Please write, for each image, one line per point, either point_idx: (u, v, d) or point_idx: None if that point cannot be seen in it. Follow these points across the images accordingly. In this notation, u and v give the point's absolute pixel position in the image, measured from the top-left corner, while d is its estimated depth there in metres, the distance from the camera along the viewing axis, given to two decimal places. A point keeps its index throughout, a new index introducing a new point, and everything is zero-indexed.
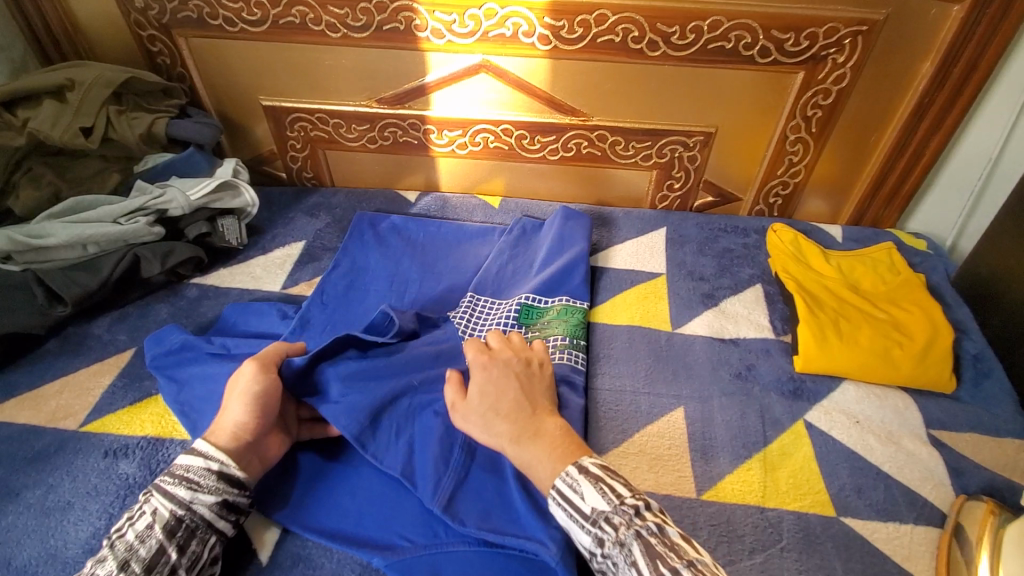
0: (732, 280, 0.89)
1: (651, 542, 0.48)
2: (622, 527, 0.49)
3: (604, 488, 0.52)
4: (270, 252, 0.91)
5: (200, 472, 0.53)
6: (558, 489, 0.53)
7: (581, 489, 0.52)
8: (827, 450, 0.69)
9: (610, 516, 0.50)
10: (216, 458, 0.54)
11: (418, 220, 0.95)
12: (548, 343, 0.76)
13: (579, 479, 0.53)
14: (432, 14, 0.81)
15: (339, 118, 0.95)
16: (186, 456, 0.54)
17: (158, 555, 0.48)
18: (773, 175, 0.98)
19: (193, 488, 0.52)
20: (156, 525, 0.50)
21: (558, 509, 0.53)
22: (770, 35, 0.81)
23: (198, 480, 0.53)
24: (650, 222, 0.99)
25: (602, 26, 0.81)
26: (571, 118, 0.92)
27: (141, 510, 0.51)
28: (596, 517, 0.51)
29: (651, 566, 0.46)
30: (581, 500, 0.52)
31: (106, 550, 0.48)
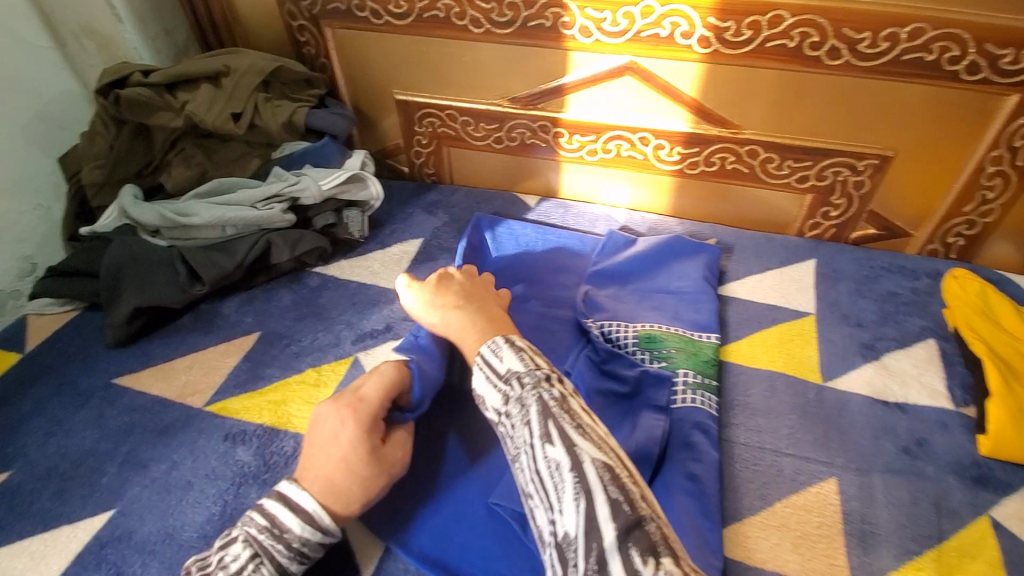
0: (897, 331, 0.76)
1: (550, 403, 0.45)
2: (528, 386, 0.46)
3: (524, 354, 0.49)
4: (388, 247, 0.90)
5: (311, 547, 0.48)
6: (483, 356, 0.51)
7: (502, 352, 0.50)
8: (1023, 561, 0.56)
9: (521, 375, 0.47)
10: (313, 527, 0.48)
11: (537, 228, 0.90)
12: (678, 379, 0.68)
13: (503, 346, 0.50)
14: (583, 10, 0.76)
15: (469, 115, 0.92)
16: (300, 521, 0.47)
17: None
18: (958, 211, 0.82)
19: (298, 558, 0.48)
20: None
21: (478, 374, 0.50)
22: (984, 49, 0.68)
23: (306, 551, 0.48)
24: (796, 252, 0.88)
25: (776, 29, 0.71)
26: (718, 130, 0.83)
27: (253, 567, 0.46)
28: (508, 376, 0.48)
29: (541, 425, 0.44)
30: (499, 362, 0.49)
31: None
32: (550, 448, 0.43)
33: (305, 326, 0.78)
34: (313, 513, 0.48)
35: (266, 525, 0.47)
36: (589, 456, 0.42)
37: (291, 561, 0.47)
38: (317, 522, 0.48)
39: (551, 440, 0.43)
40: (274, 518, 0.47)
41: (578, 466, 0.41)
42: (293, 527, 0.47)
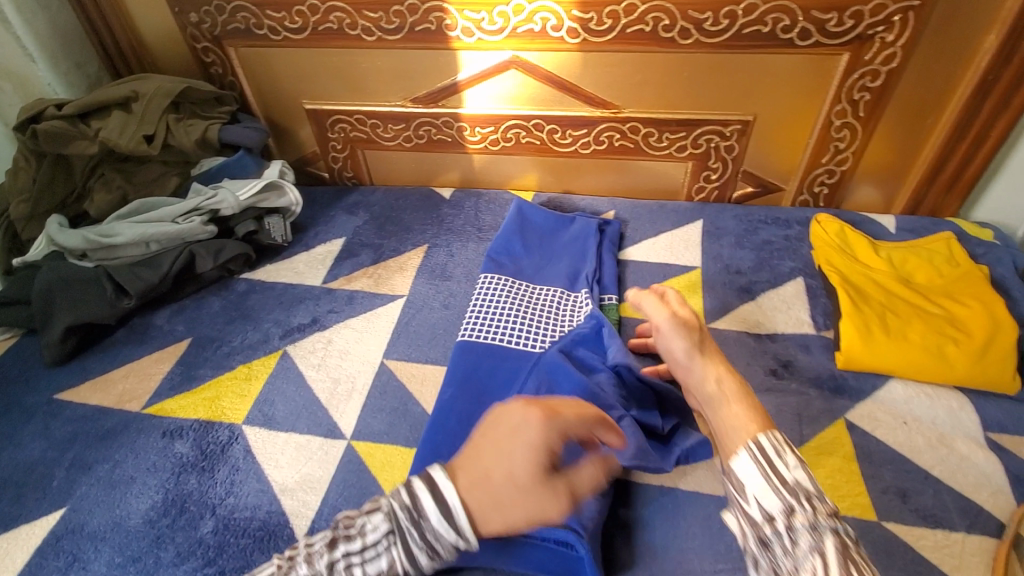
0: (771, 274, 0.86)
1: (847, 544, 0.45)
2: (821, 512, 0.46)
3: (811, 471, 0.49)
4: (312, 248, 0.95)
5: (444, 544, 0.50)
6: (761, 445, 0.51)
7: (787, 457, 0.50)
8: (869, 450, 0.65)
9: (813, 497, 0.47)
10: (458, 534, 0.49)
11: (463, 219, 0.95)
12: None
13: (785, 446, 0.51)
14: (462, 13, 0.83)
15: (376, 118, 0.98)
16: (439, 515, 0.49)
17: None
18: (818, 163, 0.93)
19: (430, 553, 0.50)
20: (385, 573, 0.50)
21: (751, 463, 0.51)
22: (811, 16, 0.77)
23: (438, 545, 0.50)
24: (686, 215, 0.97)
25: (632, 16, 0.80)
26: (601, 111, 0.91)
27: (378, 550, 0.50)
28: (798, 489, 0.48)
29: (842, 565, 0.43)
30: (785, 467, 0.49)
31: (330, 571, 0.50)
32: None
33: (235, 327, 0.83)
34: (454, 513, 0.49)
35: (408, 506, 0.50)
36: None
37: (444, 546, 0.50)
38: (453, 519, 0.49)
39: None
40: (451, 516, 0.49)
41: None
42: (432, 519, 0.49)
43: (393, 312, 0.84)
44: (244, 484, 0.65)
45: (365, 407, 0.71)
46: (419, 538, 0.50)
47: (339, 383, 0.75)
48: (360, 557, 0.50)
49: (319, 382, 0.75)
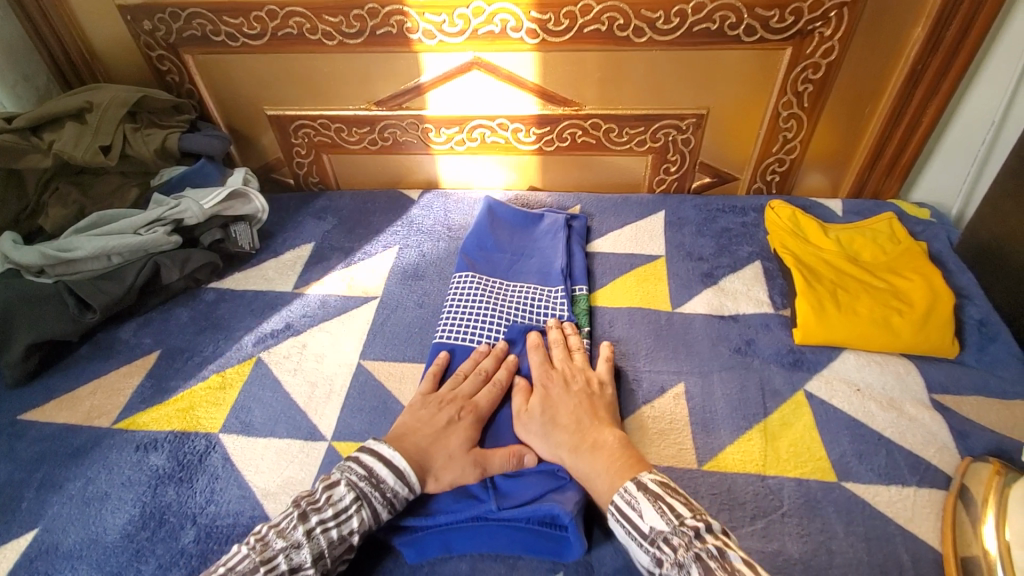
0: (731, 259, 0.90)
1: (711, 562, 0.48)
2: (682, 549, 0.50)
3: (661, 507, 0.53)
4: (281, 254, 0.95)
5: (400, 497, 0.57)
6: (617, 505, 0.55)
7: (639, 505, 0.54)
8: (827, 418, 0.70)
9: (669, 536, 0.51)
10: (409, 480, 0.57)
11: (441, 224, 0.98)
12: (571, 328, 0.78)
13: (637, 495, 0.54)
14: (422, 16, 0.84)
15: (340, 122, 0.99)
16: (392, 474, 0.57)
17: (344, 554, 0.54)
18: (769, 152, 0.97)
19: (391, 508, 0.56)
20: (356, 532, 0.54)
21: (616, 525, 0.54)
22: (754, 13, 0.81)
23: (396, 502, 0.57)
24: (649, 206, 1.00)
25: (588, 16, 0.83)
26: (563, 109, 0.94)
27: (346, 512, 0.54)
28: (655, 536, 0.52)
29: None
30: (639, 518, 0.53)
31: (300, 538, 0.52)
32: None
33: (205, 337, 0.82)
34: (404, 470, 0.57)
35: (366, 475, 0.57)
36: None
37: (400, 499, 0.57)
38: (405, 476, 0.57)
39: None
40: (402, 473, 0.57)
41: None
42: (389, 478, 0.57)
43: (367, 314, 0.84)
44: (225, 491, 0.64)
45: (344, 408, 0.72)
46: (381, 492, 0.56)
47: (316, 386, 0.75)
48: (330, 522, 0.54)
49: (296, 387, 0.75)
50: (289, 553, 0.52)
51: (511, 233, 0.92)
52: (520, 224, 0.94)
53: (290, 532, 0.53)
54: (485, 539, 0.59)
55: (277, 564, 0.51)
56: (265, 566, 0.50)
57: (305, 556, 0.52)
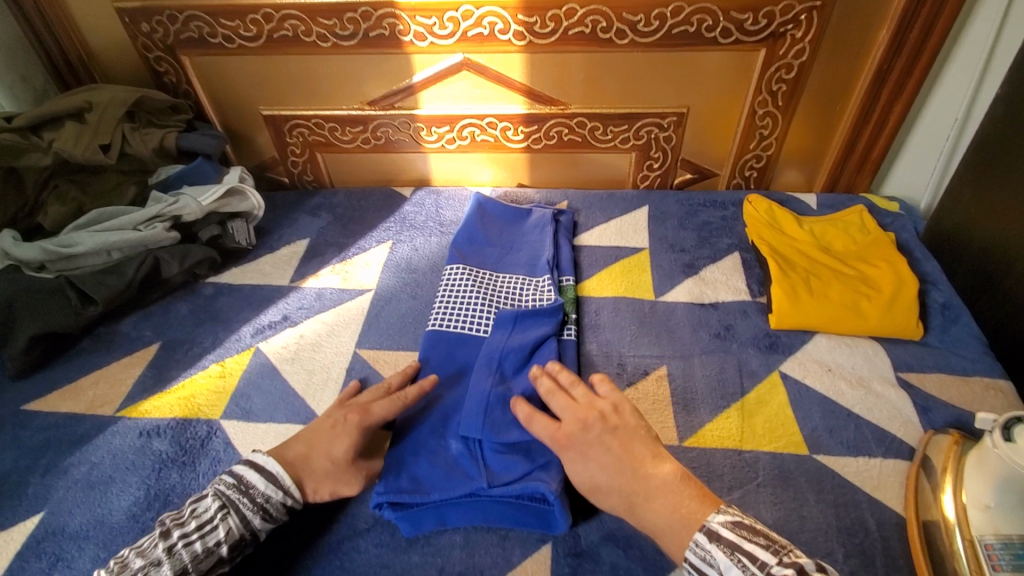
0: (711, 250, 0.95)
1: None
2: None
3: (741, 559, 0.50)
4: (277, 250, 0.97)
5: (274, 503, 0.59)
6: (693, 564, 0.53)
7: (716, 562, 0.51)
8: (800, 397, 0.74)
9: None
10: (284, 485, 0.59)
11: (432, 219, 1.02)
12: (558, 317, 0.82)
13: (711, 550, 0.52)
14: (414, 19, 0.88)
15: (334, 121, 1.02)
16: (263, 479, 0.59)
17: (215, 566, 0.55)
18: (746, 149, 1.02)
19: (262, 514, 0.58)
20: (224, 542, 0.56)
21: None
22: (730, 16, 0.86)
23: (269, 506, 0.58)
24: (633, 201, 1.04)
25: (572, 19, 0.87)
26: (550, 108, 0.98)
27: (211, 524, 0.56)
28: None
29: None
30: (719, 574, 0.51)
31: (162, 555, 0.54)
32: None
33: (205, 329, 0.85)
34: (276, 474, 0.60)
35: (233, 483, 0.59)
36: None
37: (274, 503, 0.59)
38: (278, 480, 0.59)
39: None
40: (273, 477, 0.59)
41: None
42: (259, 482, 0.59)
43: (362, 305, 0.87)
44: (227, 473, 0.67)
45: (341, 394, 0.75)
46: (253, 496, 0.58)
47: (314, 373, 0.78)
48: (193, 536, 0.55)
49: (294, 374, 0.78)
50: (148, 571, 0.53)
51: (500, 230, 0.96)
52: (509, 219, 0.98)
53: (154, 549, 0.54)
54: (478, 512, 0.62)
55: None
56: None
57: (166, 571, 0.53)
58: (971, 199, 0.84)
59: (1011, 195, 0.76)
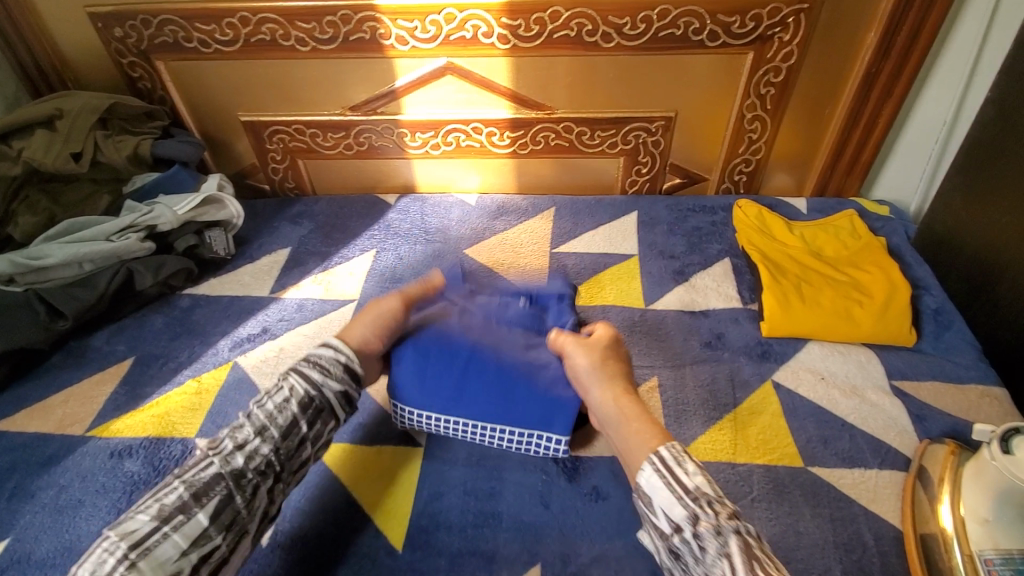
0: (701, 256, 0.93)
1: (749, 542, 0.47)
2: (723, 516, 0.47)
3: (709, 476, 0.51)
4: (257, 260, 0.95)
5: (334, 370, 0.59)
6: (661, 457, 0.52)
7: (686, 464, 0.51)
8: (793, 407, 0.72)
9: (712, 500, 0.49)
10: (344, 351, 0.60)
11: (418, 226, 0.99)
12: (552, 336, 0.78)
13: (684, 456, 0.52)
14: (395, 22, 0.86)
15: (315, 127, 0.99)
16: (321, 350, 0.60)
17: (292, 426, 0.56)
18: (735, 153, 1.00)
19: (325, 373, 0.58)
20: (292, 400, 0.56)
21: (652, 474, 0.51)
22: (717, 19, 0.84)
23: (327, 365, 0.59)
24: (622, 207, 1.03)
25: (557, 22, 0.85)
26: (536, 112, 0.96)
27: (278, 386, 0.57)
28: (698, 496, 0.49)
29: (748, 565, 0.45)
30: (684, 474, 0.50)
31: (242, 420, 0.55)
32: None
33: (180, 343, 0.82)
34: (335, 348, 0.60)
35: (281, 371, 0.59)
36: None
37: (327, 389, 0.58)
38: (337, 346, 0.60)
39: None
40: (332, 352, 0.60)
41: None
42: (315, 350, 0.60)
43: (344, 316, 0.84)
44: None
45: None
46: (293, 399, 0.56)
47: None
48: (264, 397, 0.56)
49: None
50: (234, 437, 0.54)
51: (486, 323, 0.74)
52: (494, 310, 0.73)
53: (199, 473, 0.51)
54: (470, 392, 0.64)
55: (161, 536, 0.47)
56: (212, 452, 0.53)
57: (201, 519, 0.49)
58: (961, 204, 0.83)
59: (1001, 200, 0.75)
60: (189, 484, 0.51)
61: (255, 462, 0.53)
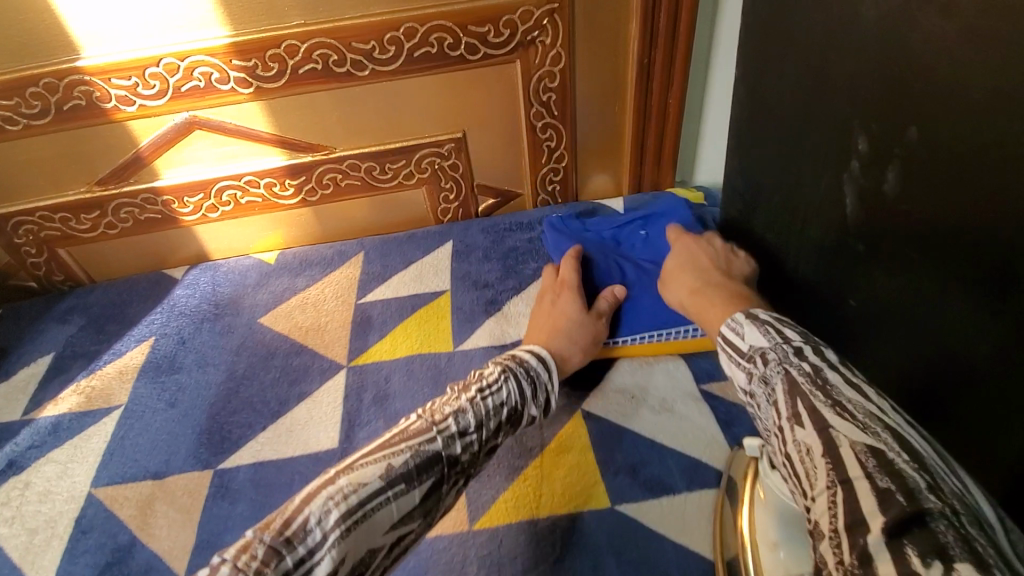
0: (516, 280, 0.87)
1: (799, 378, 0.42)
2: (773, 362, 0.45)
3: (775, 331, 0.47)
4: (12, 375, 0.81)
5: (541, 374, 0.64)
6: (723, 335, 0.52)
7: (743, 330, 0.50)
8: (603, 437, 0.67)
9: (767, 351, 0.46)
10: (549, 365, 0.66)
11: (210, 300, 0.89)
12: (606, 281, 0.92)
13: (744, 323, 0.50)
14: (109, 82, 0.75)
15: (65, 210, 0.87)
16: (536, 360, 0.65)
17: (494, 436, 0.57)
18: (539, 165, 0.95)
19: (533, 388, 0.63)
20: (492, 410, 0.58)
21: (722, 354, 0.52)
22: (469, 31, 0.78)
23: (536, 382, 0.63)
24: (435, 239, 0.95)
25: (297, 57, 0.77)
26: (312, 154, 0.87)
27: (489, 390, 0.59)
28: (753, 354, 0.47)
29: (789, 403, 0.42)
30: (741, 341, 0.50)
31: (466, 404, 0.57)
32: (800, 430, 0.40)
33: None
34: (545, 358, 0.66)
35: (510, 358, 0.65)
36: (844, 438, 0.37)
37: (531, 406, 0.61)
38: (534, 350, 0.67)
39: (800, 421, 0.40)
40: (545, 361, 0.66)
41: (830, 450, 0.38)
42: (529, 361, 0.64)
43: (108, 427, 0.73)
44: None
45: (65, 554, 0.62)
46: (506, 406, 0.59)
47: (35, 529, 0.65)
48: (486, 391, 0.58)
49: (12, 538, 0.64)
50: (457, 418, 0.55)
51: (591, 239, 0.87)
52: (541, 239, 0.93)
53: (426, 444, 0.52)
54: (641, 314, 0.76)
55: (325, 553, 0.43)
56: (440, 428, 0.54)
57: (415, 496, 0.49)
58: (730, 188, 0.79)
59: None
60: (412, 452, 0.51)
61: (469, 448, 0.54)
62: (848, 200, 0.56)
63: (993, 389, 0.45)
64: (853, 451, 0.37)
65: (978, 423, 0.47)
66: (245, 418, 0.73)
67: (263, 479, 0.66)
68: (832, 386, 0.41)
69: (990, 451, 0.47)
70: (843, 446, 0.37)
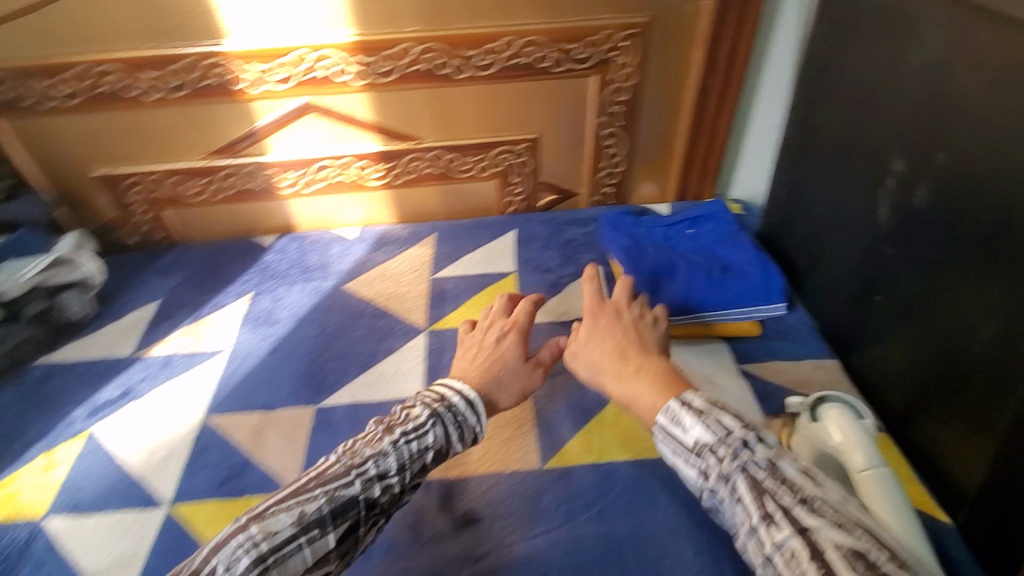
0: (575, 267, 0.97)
1: (756, 479, 0.51)
2: (727, 460, 0.52)
3: (706, 425, 0.55)
4: (120, 318, 0.91)
5: (469, 418, 0.64)
6: (659, 425, 0.58)
7: (683, 422, 0.56)
8: None
9: (713, 448, 0.54)
10: (469, 406, 0.64)
11: (298, 266, 0.98)
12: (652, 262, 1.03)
13: (681, 413, 0.57)
14: (244, 66, 0.86)
15: (177, 175, 0.97)
16: (468, 401, 0.65)
17: (417, 476, 0.59)
18: (598, 168, 1.06)
19: (460, 430, 0.63)
20: (422, 453, 0.59)
21: (662, 443, 0.58)
22: (558, 47, 0.90)
23: (463, 429, 0.63)
24: (500, 228, 1.06)
25: (409, 57, 0.88)
26: (403, 143, 0.98)
27: (421, 430, 0.60)
28: (699, 448, 0.54)
29: (758, 504, 0.49)
30: (683, 433, 0.56)
31: (389, 447, 0.59)
32: (779, 533, 0.47)
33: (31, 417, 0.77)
34: (475, 401, 0.65)
35: (439, 398, 0.64)
36: (828, 542, 0.46)
37: (454, 449, 0.62)
38: (468, 392, 0.66)
39: (777, 523, 0.48)
40: (474, 403, 0.65)
41: (817, 551, 0.45)
42: (459, 403, 0.64)
43: (215, 367, 0.83)
44: None
45: (184, 469, 0.70)
46: (431, 450, 0.60)
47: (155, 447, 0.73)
48: (411, 435, 0.60)
49: (131, 454, 0.73)
50: (377, 460, 0.58)
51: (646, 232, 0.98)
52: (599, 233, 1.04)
53: (341, 490, 0.55)
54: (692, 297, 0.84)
55: None
56: (356, 471, 0.56)
57: (330, 540, 0.52)
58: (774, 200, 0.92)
59: None
60: (327, 498, 0.54)
61: (383, 497, 0.56)
62: (880, 211, 0.68)
63: (982, 367, 0.55)
64: (838, 553, 0.45)
65: (969, 395, 0.57)
66: (339, 366, 0.82)
67: (359, 417, 0.75)
68: (794, 485, 0.50)
69: (970, 414, 0.57)
70: (832, 549, 0.45)
